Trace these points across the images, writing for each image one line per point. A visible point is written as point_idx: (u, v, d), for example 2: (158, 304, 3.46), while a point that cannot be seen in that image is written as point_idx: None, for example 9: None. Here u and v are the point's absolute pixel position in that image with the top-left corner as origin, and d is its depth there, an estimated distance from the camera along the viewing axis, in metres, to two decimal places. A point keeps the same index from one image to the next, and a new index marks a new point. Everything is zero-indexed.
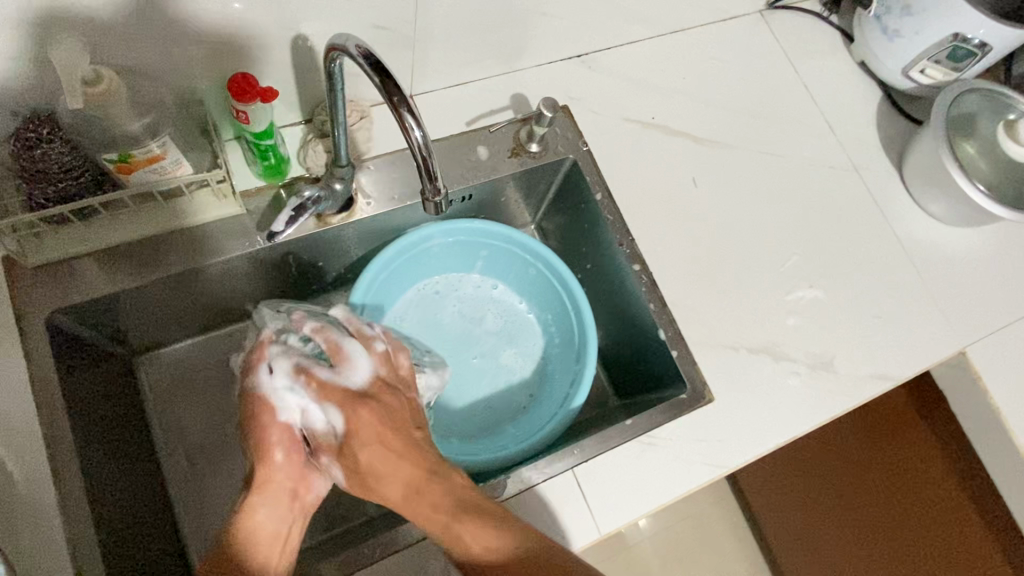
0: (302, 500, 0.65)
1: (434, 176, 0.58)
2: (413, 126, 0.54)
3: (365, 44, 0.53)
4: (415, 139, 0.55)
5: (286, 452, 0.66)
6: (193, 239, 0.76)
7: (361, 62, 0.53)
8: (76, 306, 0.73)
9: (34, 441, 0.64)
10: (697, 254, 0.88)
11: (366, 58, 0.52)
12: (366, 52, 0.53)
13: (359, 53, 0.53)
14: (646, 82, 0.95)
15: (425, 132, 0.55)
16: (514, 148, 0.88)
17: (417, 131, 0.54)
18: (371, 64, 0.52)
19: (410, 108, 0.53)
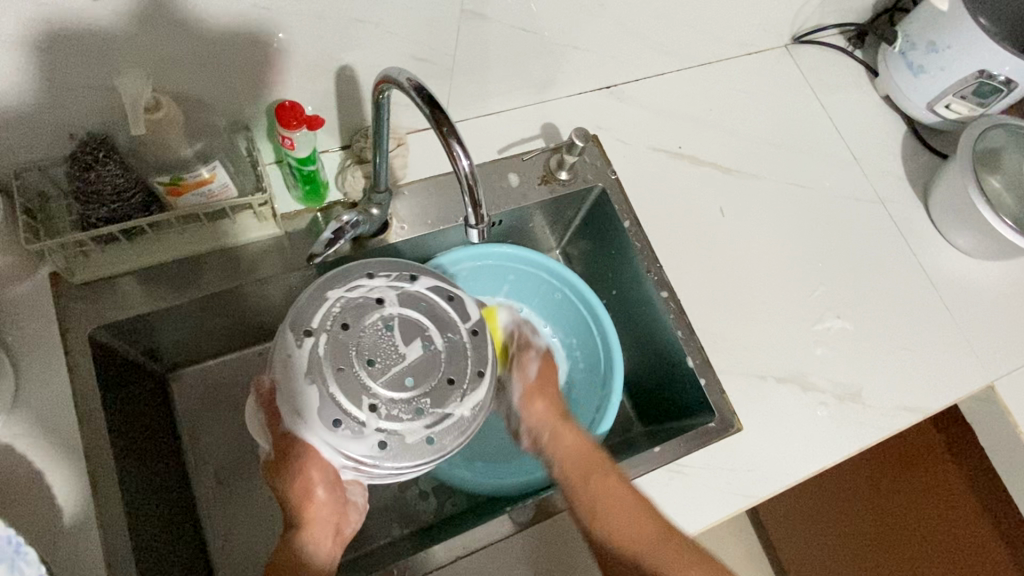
0: (343, 531, 0.70)
1: (478, 203, 0.60)
2: (460, 154, 0.56)
3: (416, 78, 0.56)
4: (461, 167, 0.57)
5: (328, 491, 0.66)
6: (233, 260, 0.78)
7: (413, 95, 0.55)
8: (116, 324, 0.74)
9: (75, 453, 0.66)
10: (724, 283, 0.89)
11: (417, 91, 0.55)
12: (416, 85, 0.55)
13: (410, 87, 0.55)
14: (674, 113, 0.97)
15: (471, 161, 0.57)
16: (545, 176, 0.89)
17: (463, 160, 0.56)
18: (423, 97, 0.55)
19: (457, 138, 0.55)
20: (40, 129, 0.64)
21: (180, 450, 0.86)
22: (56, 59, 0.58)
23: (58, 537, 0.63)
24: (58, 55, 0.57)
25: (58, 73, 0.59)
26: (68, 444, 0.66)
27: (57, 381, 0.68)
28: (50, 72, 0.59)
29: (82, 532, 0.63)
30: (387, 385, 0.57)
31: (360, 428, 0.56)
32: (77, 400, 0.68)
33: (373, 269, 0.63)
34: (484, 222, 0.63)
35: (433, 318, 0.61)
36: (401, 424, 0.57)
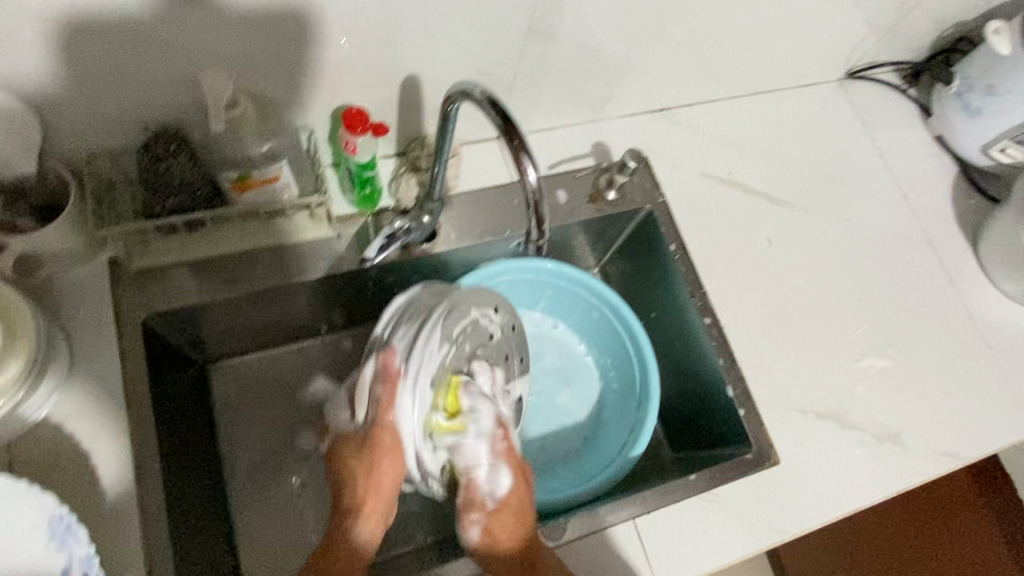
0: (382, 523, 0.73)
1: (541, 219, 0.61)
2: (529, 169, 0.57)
3: (490, 94, 0.57)
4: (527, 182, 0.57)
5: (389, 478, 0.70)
6: (285, 257, 0.79)
7: (487, 110, 0.56)
8: (168, 312, 0.75)
9: (121, 437, 0.67)
10: (766, 313, 0.88)
11: (492, 106, 0.56)
12: (491, 100, 0.56)
13: (486, 101, 0.56)
14: (724, 140, 0.97)
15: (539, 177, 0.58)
16: (593, 195, 0.89)
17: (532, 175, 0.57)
18: (497, 112, 0.55)
19: (527, 153, 0.57)
20: (114, 118, 0.65)
21: (215, 441, 0.87)
22: (140, 54, 0.59)
23: (100, 519, 0.64)
24: (142, 50, 0.59)
25: (139, 68, 0.61)
26: (115, 428, 0.67)
27: (110, 365, 0.70)
28: (132, 67, 0.60)
29: (124, 517, 0.64)
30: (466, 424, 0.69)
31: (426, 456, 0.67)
32: (127, 386, 0.69)
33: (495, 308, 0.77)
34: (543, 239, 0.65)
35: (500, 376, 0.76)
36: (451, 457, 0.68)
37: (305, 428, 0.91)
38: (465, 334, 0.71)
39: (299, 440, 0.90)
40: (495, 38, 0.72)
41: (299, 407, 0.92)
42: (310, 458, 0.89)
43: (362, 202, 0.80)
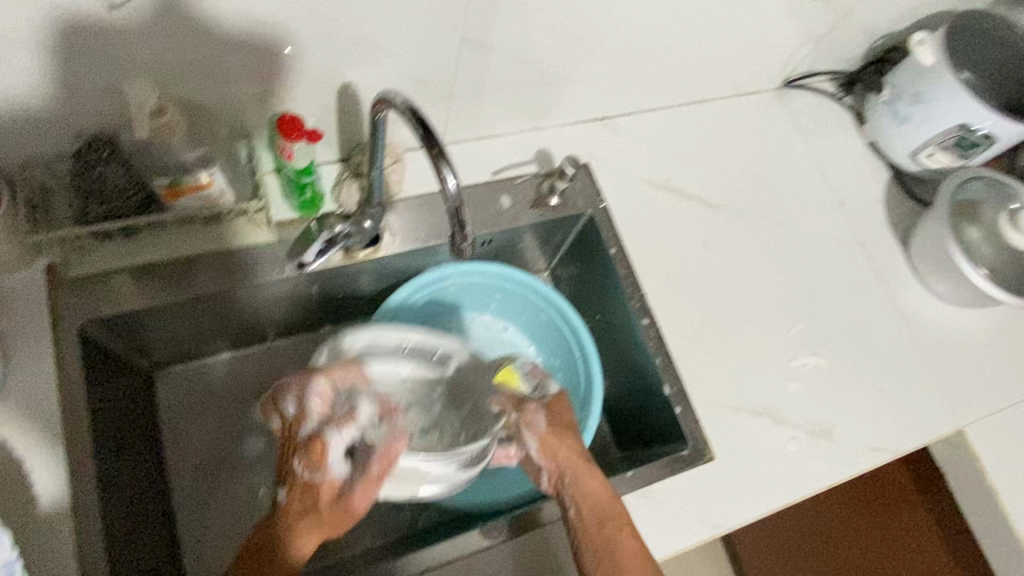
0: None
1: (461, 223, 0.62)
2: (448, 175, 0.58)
3: (409, 100, 0.59)
4: (448, 188, 0.59)
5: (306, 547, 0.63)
6: (225, 262, 0.80)
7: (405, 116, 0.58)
8: (108, 318, 0.76)
9: (55, 443, 0.67)
10: (703, 314, 0.91)
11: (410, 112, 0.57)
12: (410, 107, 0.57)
13: (403, 107, 0.57)
14: (665, 146, 1.00)
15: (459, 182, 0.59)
16: (535, 200, 0.91)
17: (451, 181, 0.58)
18: (416, 118, 0.57)
19: (446, 160, 0.57)
20: (47, 126, 0.66)
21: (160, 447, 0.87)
22: (67, 64, 0.60)
23: (32, 526, 0.64)
24: (70, 60, 0.60)
25: (67, 77, 0.61)
26: (48, 434, 0.67)
27: (45, 372, 0.70)
28: (61, 75, 0.61)
29: (56, 523, 0.64)
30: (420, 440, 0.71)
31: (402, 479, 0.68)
32: (63, 392, 0.69)
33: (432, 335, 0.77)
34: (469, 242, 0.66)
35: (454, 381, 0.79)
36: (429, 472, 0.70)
37: (252, 434, 0.91)
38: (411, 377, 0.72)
39: (245, 445, 0.90)
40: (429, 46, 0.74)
41: (247, 411, 0.92)
42: (257, 463, 0.90)
43: (302, 205, 0.81)
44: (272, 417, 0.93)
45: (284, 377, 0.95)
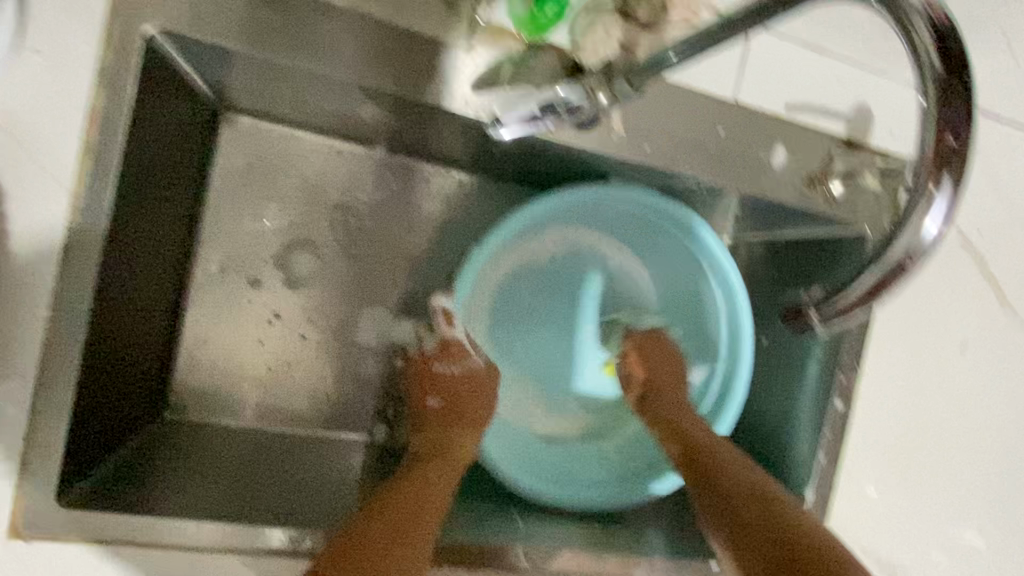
0: None
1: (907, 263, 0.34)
2: (935, 204, 0.31)
3: (954, 29, 0.30)
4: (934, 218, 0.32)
5: None
6: (381, 43, 0.52)
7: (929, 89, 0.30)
8: (185, 37, 0.48)
9: (55, 195, 0.45)
10: (900, 423, 0.68)
11: (945, 59, 0.29)
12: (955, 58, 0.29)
13: (940, 53, 0.29)
14: (1005, 188, 0.68)
15: (943, 224, 0.32)
16: (813, 175, 0.62)
17: (933, 225, 0.32)
18: (952, 87, 0.29)
19: (944, 174, 0.31)
20: None
21: (195, 215, 0.67)
22: None
23: None
24: None
25: None
26: (53, 179, 0.45)
27: (74, 82, 0.45)
28: None
29: (29, 302, 0.45)
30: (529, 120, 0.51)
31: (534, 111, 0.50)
32: (90, 131, 0.45)
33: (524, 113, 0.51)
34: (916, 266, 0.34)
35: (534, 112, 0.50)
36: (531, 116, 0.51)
37: (302, 251, 0.71)
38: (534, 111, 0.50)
39: (292, 260, 0.71)
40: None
41: (311, 222, 0.71)
42: (295, 288, 0.71)
43: (535, 23, 0.51)
44: (335, 243, 0.72)
45: (370, 201, 0.72)
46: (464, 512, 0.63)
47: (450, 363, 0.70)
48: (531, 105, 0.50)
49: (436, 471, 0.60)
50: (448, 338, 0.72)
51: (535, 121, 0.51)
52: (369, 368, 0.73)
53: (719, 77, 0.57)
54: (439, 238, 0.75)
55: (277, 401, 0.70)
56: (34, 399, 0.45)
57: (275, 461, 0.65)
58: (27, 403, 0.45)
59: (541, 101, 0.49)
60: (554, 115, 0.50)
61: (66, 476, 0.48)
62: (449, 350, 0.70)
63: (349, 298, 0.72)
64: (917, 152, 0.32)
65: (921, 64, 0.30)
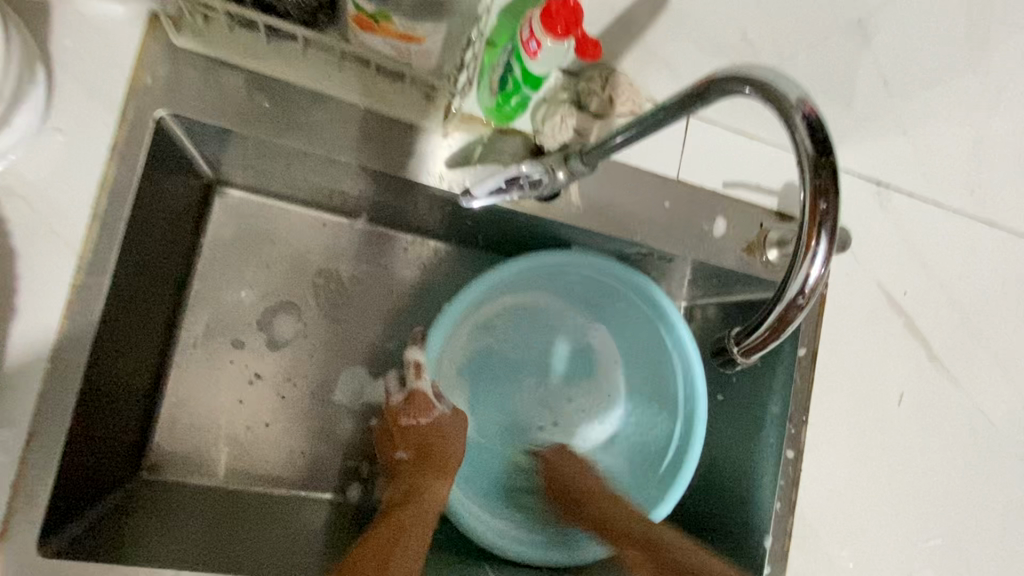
0: None
1: (794, 303, 0.38)
2: (818, 253, 0.36)
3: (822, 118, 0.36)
4: (815, 264, 0.36)
5: None
6: (365, 125, 0.59)
7: (805, 162, 0.35)
8: (191, 119, 0.55)
9: (64, 258, 0.49)
10: (848, 473, 0.72)
11: (816, 141, 0.35)
12: (823, 140, 0.35)
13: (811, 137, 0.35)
14: (925, 256, 0.76)
15: (825, 271, 0.37)
16: (752, 242, 0.69)
17: (817, 269, 0.36)
18: (824, 163, 0.35)
19: (823, 230, 0.36)
20: None
21: (183, 280, 0.71)
22: None
23: None
24: None
25: None
26: (62, 242, 0.49)
27: (89, 158, 0.50)
28: None
29: (29, 354, 0.48)
30: (500, 193, 0.56)
31: (503, 186, 0.56)
32: (101, 200, 0.50)
33: (491, 189, 0.56)
34: (805, 305, 0.38)
35: (502, 186, 0.56)
36: (500, 190, 0.56)
37: (284, 314, 0.75)
38: (503, 185, 0.56)
39: (274, 323, 0.74)
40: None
41: (295, 287, 0.75)
42: (277, 349, 0.74)
43: (501, 113, 0.58)
44: (316, 307, 0.76)
45: (351, 267, 0.78)
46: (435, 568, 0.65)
47: (415, 417, 0.71)
48: (500, 179, 0.55)
49: (412, 513, 0.64)
50: (411, 390, 0.72)
51: (505, 193, 0.56)
52: (346, 427, 0.76)
53: (663, 158, 0.65)
54: (416, 302, 0.79)
55: (254, 460, 0.72)
56: (26, 450, 0.48)
57: (246, 523, 0.67)
58: (17, 452, 0.47)
59: (507, 176, 0.55)
60: (522, 186, 0.56)
61: (47, 528, 0.49)
62: (414, 403, 0.71)
63: (328, 359, 0.76)
64: (801, 215, 0.37)
65: (799, 149, 0.36)
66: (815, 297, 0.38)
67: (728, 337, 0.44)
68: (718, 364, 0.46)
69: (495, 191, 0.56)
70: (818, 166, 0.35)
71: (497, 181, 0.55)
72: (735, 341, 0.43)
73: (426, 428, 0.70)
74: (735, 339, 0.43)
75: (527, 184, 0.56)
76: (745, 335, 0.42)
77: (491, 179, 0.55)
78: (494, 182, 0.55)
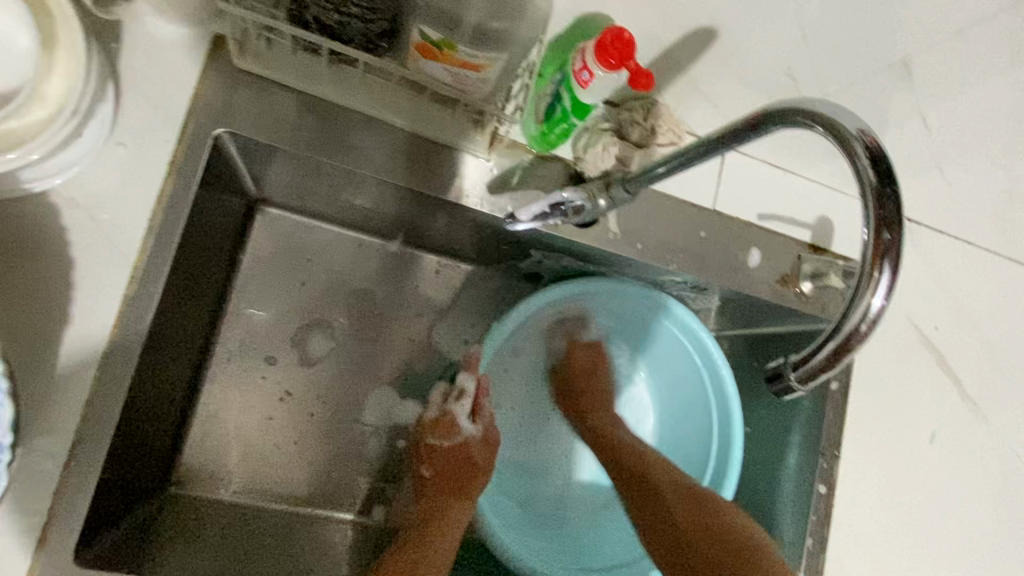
0: None
1: (863, 332, 0.37)
2: (881, 283, 0.36)
3: (884, 151, 0.36)
4: (879, 293, 0.37)
5: None
6: (411, 148, 0.60)
7: (868, 194, 0.36)
8: (246, 138, 0.56)
9: (118, 268, 0.50)
10: (880, 512, 0.71)
11: (876, 172, 0.35)
12: (882, 172, 0.35)
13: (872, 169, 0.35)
14: (957, 293, 0.75)
15: (887, 301, 0.37)
16: (785, 274, 0.70)
17: (879, 299, 0.37)
18: (885, 195, 0.36)
19: (884, 262, 0.36)
20: None
21: (221, 295, 0.72)
22: None
23: (48, 354, 0.48)
24: None
25: None
26: (118, 252, 0.50)
27: (148, 173, 0.52)
28: None
29: (80, 360, 0.49)
30: (543, 216, 0.58)
31: (546, 210, 0.57)
32: (157, 212, 0.52)
33: (537, 212, 0.58)
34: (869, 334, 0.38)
35: (545, 210, 0.57)
36: (543, 213, 0.58)
37: (318, 332, 0.75)
38: (546, 210, 0.57)
39: (307, 341, 0.75)
40: (848, 18, 0.51)
41: (329, 306, 0.76)
42: (309, 367, 0.74)
43: (544, 141, 0.60)
44: (348, 326, 0.77)
45: (384, 288, 0.79)
46: None
47: (441, 437, 0.72)
48: (544, 203, 0.57)
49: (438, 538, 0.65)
50: (441, 412, 0.73)
51: (548, 216, 0.58)
52: (372, 448, 0.75)
53: (698, 188, 0.66)
54: (445, 324, 0.80)
55: (280, 478, 0.71)
56: (71, 459, 0.48)
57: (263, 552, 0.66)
58: (62, 460, 0.48)
59: (550, 200, 0.57)
60: (564, 211, 0.57)
61: (86, 539, 0.49)
62: (440, 425, 0.72)
63: (359, 379, 0.76)
64: (862, 246, 0.37)
65: (861, 179, 0.36)
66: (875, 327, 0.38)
67: (784, 364, 0.43)
68: (771, 390, 0.45)
69: (539, 214, 0.58)
70: (878, 197, 0.36)
71: (541, 205, 0.57)
72: (793, 365, 0.42)
73: (453, 450, 0.71)
74: (793, 365, 0.42)
75: (569, 210, 0.57)
76: (803, 359, 0.41)
77: (535, 203, 0.57)
78: (536, 205, 0.57)
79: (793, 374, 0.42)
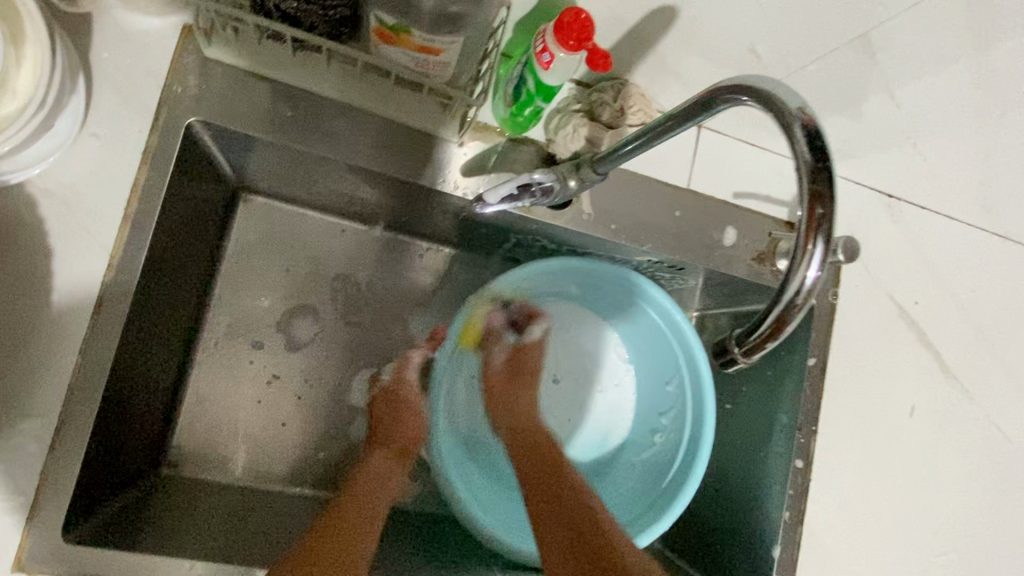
0: None
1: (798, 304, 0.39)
2: (816, 256, 0.37)
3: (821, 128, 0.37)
4: (813, 265, 0.37)
5: None
6: (383, 133, 0.61)
7: (804, 171, 0.36)
8: (219, 126, 0.57)
9: (95, 257, 0.52)
10: (857, 485, 0.72)
11: (813, 149, 0.36)
12: (820, 149, 0.36)
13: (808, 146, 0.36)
14: (937, 268, 0.75)
15: (823, 274, 0.38)
16: (761, 252, 0.70)
17: (813, 273, 0.37)
18: (821, 171, 0.36)
19: (818, 237, 0.37)
20: None
21: (207, 281, 0.73)
22: None
23: (30, 342, 0.50)
24: None
25: None
26: (95, 241, 0.52)
27: (122, 163, 0.53)
28: None
29: (60, 347, 0.50)
30: (513, 196, 0.58)
31: (517, 189, 0.57)
32: (132, 201, 0.53)
33: (506, 194, 0.58)
34: (803, 306, 0.39)
35: (515, 190, 0.57)
36: (513, 193, 0.58)
37: (302, 317, 0.77)
38: (515, 189, 0.57)
39: (292, 326, 0.76)
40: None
41: (313, 291, 0.77)
42: (295, 351, 0.76)
43: (514, 123, 0.60)
44: (331, 310, 0.78)
45: (367, 273, 0.80)
46: (386, 569, 0.67)
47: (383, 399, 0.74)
48: (512, 182, 0.57)
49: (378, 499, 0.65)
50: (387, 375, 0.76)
51: (517, 195, 0.58)
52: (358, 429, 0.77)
53: (672, 168, 0.67)
54: (428, 307, 0.81)
55: (268, 459, 0.73)
56: (54, 441, 0.50)
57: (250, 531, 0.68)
58: (46, 442, 0.50)
59: (519, 180, 0.57)
60: (531, 190, 0.58)
61: (74, 517, 0.52)
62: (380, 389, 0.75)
63: (343, 362, 0.77)
64: (798, 222, 0.38)
65: (798, 157, 0.37)
66: (813, 299, 0.39)
67: (731, 337, 0.44)
68: (721, 363, 0.47)
69: (508, 195, 0.58)
70: (815, 173, 0.36)
71: (511, 184, 0.57)
72: (739, 338, 0.43)
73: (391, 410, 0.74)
74: (738, 337, 0.43)
75: (538, 191, 0.58)
76: (749, 331, 0.42)
77: (505, 183, 0.57)
78: (507, 184, 0.57)
79: (739, 346, 0.44)
